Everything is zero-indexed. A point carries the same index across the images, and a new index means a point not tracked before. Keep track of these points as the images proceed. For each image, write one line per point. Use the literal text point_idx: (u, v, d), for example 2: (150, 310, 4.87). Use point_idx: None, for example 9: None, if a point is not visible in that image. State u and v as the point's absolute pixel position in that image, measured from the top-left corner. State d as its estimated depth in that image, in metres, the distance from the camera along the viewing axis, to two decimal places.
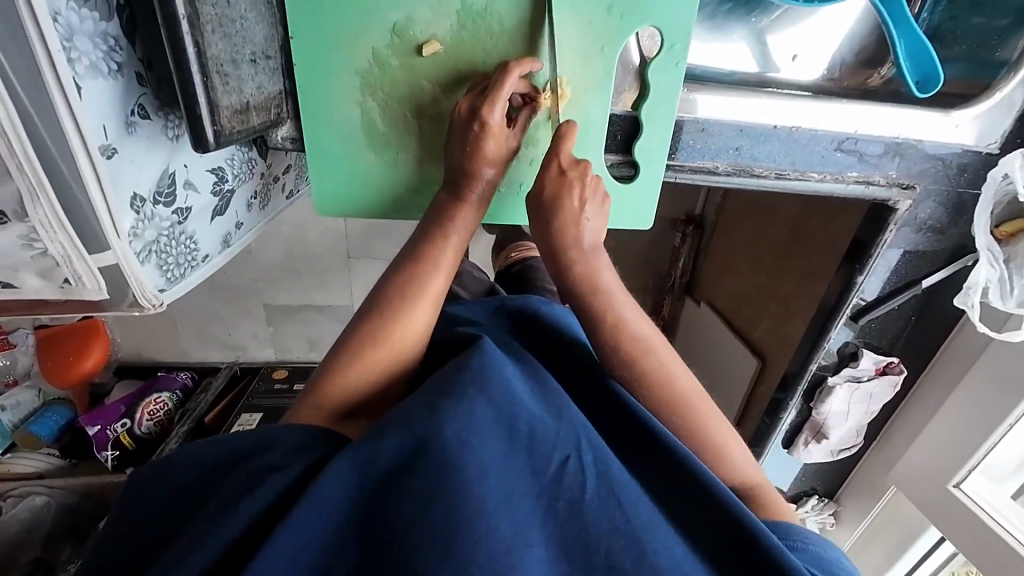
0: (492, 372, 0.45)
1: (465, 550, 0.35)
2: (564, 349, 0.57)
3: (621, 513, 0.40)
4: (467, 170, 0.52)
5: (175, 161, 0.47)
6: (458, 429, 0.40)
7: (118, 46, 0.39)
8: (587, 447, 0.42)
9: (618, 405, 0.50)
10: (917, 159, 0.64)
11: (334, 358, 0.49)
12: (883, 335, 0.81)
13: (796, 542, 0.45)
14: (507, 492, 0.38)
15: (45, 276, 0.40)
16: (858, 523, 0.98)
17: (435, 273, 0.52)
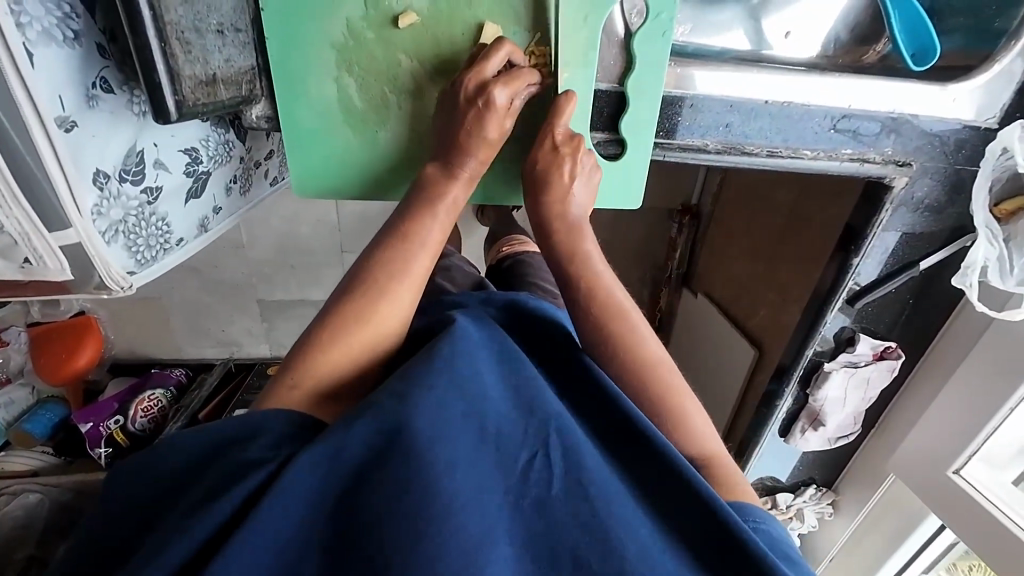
0: (461, 363, 0.44)
1: (429, 548, 0.33)
2: (547, 338, 0.54)
3: (587, 508, 0.38)
4: (460, 145, 0.51)
5: (144, 139, 0.45)
6: (426, 423, 0.38)
7: (74, 13, 0.37)
8: (555, 442, 0.41)
9: (597, 401, 0.47)
10: (913, 136, 0.62)
11: (315, 339, 0.47)
12: (880, 319, 0.79)
13: (757, 525, 0.43)
14: (474, 487, 0.37)
15: (5, 256, 0.39)
16: (856, 512, 0.97)
17: (417, 250, 0.50)
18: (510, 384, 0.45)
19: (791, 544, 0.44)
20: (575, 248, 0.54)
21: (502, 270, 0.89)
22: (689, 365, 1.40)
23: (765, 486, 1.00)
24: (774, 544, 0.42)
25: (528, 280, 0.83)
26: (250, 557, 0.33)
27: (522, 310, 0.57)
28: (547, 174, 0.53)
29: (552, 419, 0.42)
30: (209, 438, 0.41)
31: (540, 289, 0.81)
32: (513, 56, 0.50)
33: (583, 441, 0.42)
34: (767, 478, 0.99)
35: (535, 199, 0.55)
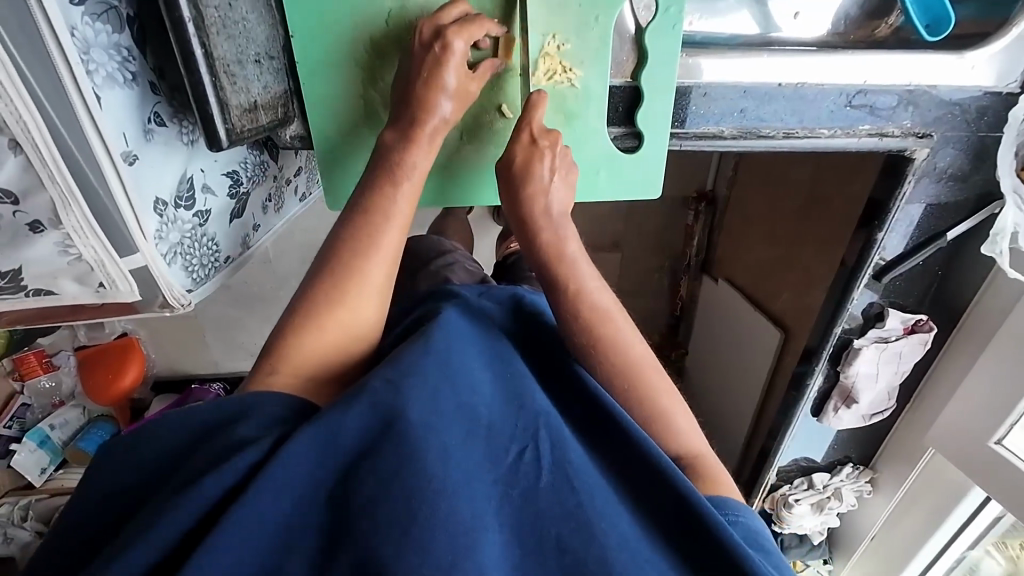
0: (457, 361, 0.47)
1: (422, 531, 0.36)
2: (544, 334, 0.56)
3: (573, 498, 0.41)
4: (417, 103, 0.49)
5: (192, 166, 0.49)
6: (423, 415, 0.41)
7: (131, 56, 0.41)
8: (544, 436, 0.44)
9: (590, 397, 0.50)
10: (931, 106, 0.62)
11: (294, 322, 0.49)
12: (909, 293, 0.79)
13: (734, 518, 0.47)
14: (465, 476, 0.40)
15: (82, 282, 0.42)
16: (896, 488, 0.96)
17: (387, 226, 0.50)
18: (501, 379, 0.48)
19: (760, 530, 0.47)
20: (557, 246, 0.53)
21: (507, 266, 0.92)
22: (715, 352, 1.39)
23: (800, 466, 1.00)
24: (747, 534, 0.46)
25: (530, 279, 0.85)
26: (250, 526, 0.36)
27: (516, 304, 0.59)
28: (527, 169, 0.52)
29: (543, 416, 0.45)
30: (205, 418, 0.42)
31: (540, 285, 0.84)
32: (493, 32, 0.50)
33: (569, 436, 0.44)
34: (802, 458, 0.99)
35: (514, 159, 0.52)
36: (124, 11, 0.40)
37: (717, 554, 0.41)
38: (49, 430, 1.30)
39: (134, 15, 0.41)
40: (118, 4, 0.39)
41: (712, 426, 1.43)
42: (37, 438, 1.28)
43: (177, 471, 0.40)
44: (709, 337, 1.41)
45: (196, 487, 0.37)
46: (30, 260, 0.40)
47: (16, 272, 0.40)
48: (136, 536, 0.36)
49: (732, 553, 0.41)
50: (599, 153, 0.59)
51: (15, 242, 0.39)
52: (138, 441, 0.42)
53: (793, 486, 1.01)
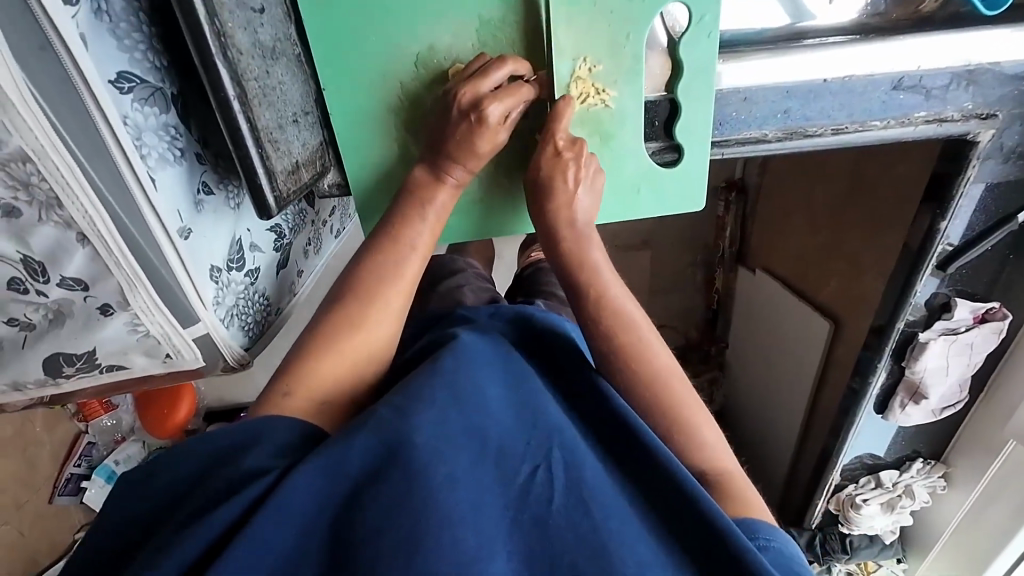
0: (467, 381, 0.48)
1: (425, 559, 0.36)
2: (557, 351, 0.56)
3: (587, 521, 0.41)
4: (450, 153, 0.51)
5: (240, 227, 0.49)
6: (429, 438, 0.42)
7: (178, 133, 0.41)
8: (557, 456, 0.44)
9: (610, 414, 0.49)
10: (994, 84, 0.57)
11: (310, 347, 0.50)
12: (978, 279, 0.74)
13: (766, 543, 0.44)
14: (471, 501, 0.40)
15: (150, 354, 0.43)
16: (972, 484, 0.91)
17: (411, 255, 0.53)
18: (514, 400, 0.49)
19: (798, 561, 0.44)
20: (580, 254, 0.54)
21: (523, 279, 0.91)
22: (756, 346, 1.35)
23: (865, 465, 0.96)
24: (778, 560, 0.43)
25: (548, 290, 0.84)
26: (250, 560, 0.35)
27: (530, 323, 0.59)
28: (550, 180, 0.52)
29: (555, 436, 0.45)
30: (211, 446, 0.43)
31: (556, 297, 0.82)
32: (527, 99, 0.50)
33: (583, 457, 0.45)
34: (866, 455, 0.95)
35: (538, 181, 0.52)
36: (169, 90, 0.40)
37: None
38: (114, 466, 1.34)
39: (178, 93, 0.41)
40: (163, 84, 0.40)
41: (763, 422, 1.38)
42: (104, 474, 1.32)
43: (184, 499, 0.41)
44: (749, 331, 1.36)
45: (204, 520, 0.37)
46: (101, 342, 0.41)
47: (91, 353, 0.42)
48: (145, 565, 0.36)
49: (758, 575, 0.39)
50: (637, 173, 0.57)
51: (89, 326, 0.40)
52: (150, 472, 0.43)
53: (860, 486, 0.98)
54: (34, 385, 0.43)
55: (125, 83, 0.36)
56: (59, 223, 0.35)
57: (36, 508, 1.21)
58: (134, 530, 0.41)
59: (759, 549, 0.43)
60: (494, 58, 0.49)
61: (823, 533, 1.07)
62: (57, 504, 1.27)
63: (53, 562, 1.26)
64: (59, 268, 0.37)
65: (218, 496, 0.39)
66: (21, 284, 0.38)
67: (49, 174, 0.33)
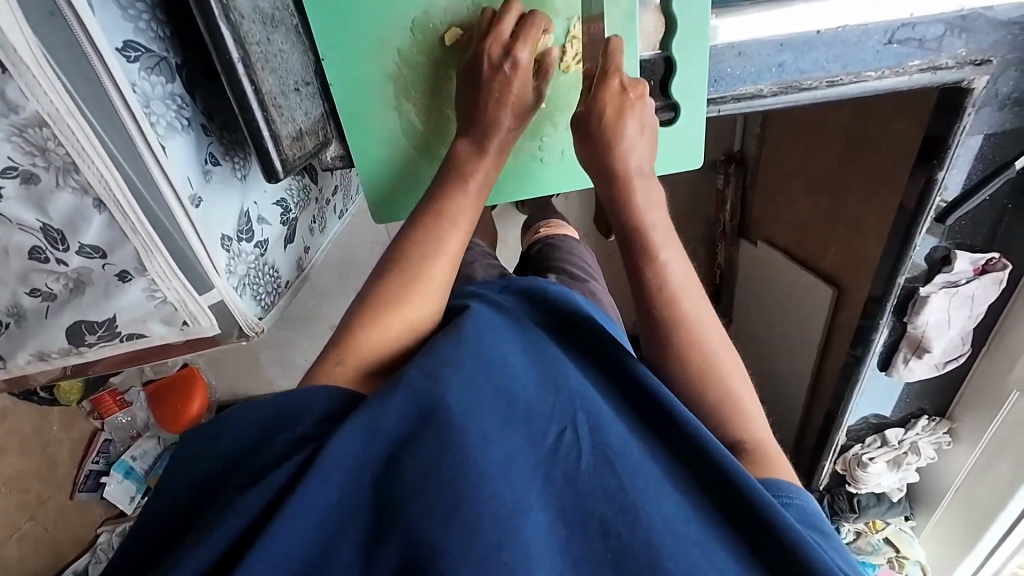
0: (489, 350, 0.48)
1: (468, 514, 0.38)
2: (575, 316, 0.56)
3: (614, 478, 0.42)
4: (491, 116, 0.51)
5: (248, 200, 0.50)
6: (462, 402, 0.43)
7: (185, 103, 0.42)
8: (582, 419, 0.45)
9: (633, 378, 0.49)
10: (988, 30, 0.57)
11: (356, 321, 0.49)
12: (977, 232, 0.75)
13: (790, 500, 0.45)
14: (506, 462, 0.41)
15: (168, 322, 0.45)
16: (977, 438, 0.92)
17: (452, 231, 0.52)
18: (535, 368, 0.49)
19: (818, 515, 0.46)
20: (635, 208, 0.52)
21: (531, 257, 0.92)
22: (761, 316, 1.35)
23: (870, 425, 0.97)
24: (802, 517, 0.44)
25: (558, 265, 0.85)
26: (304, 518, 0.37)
27: (544, 294, 0.59)
28: (607, 132, 0.51)
29: (579, 398, 0.46)
30: (250, 422, 0.43)
31: (566, 272, 0.83)
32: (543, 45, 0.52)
33: (607, 418, 0.45)
34: (872, 416, 0.96)
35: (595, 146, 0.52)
36: (173, 60, 0.41)
37: (767, 526, 0.41)
38: (131, 461, 1.36)
39: (182, 64, 0.42)
40: (168, 54, 0.41)
41: (770, 393, 1.39)
42: (122, 469, 1.34)
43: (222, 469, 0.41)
44: (754, 303, 1.36)
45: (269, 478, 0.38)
46: (121, 308, 0.43)
47: (111, 321, 0.43)
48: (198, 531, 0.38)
49: (785, 535, 0.41)
50: None
51: (110, 293, 0.42)
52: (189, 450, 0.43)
53: (866, 445, 0.99)
54: (57, 355, 0.45)
55: (132, 52, 0.37)
56: (76, 188, 0.36)
57: (59, 504, 1.25)
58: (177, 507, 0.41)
59: (784, 507, 0.45)
60: (501, 6, 0.50)
61: (831, 494, 1.09)
62: (79, 499, 1.30)
63: (78, 556, 1.29)
64: (77, 235, 0.38)
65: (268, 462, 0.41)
66: (42, 253, 0.39)
67: (65, 139, 0.34)
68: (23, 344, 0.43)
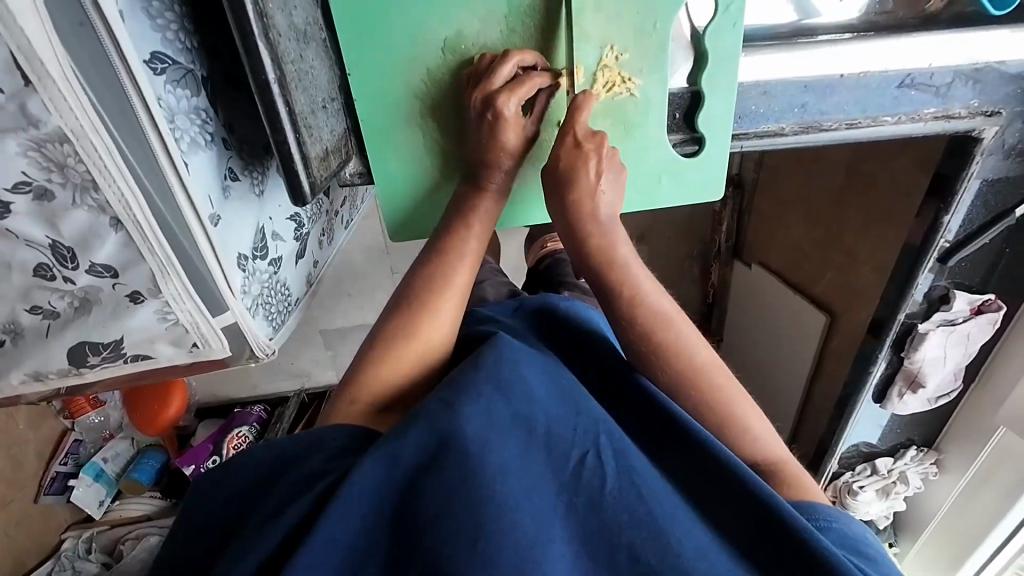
0: (509, 374, 0.47)
1: (489, 543, 0.37)
2: (587, 340, 0.58)
3: (641, 503, 0.41)
4: (486, 161, 0.52)
5: (264, 216, 0.48)
6: (478, 427, 0.42)
7: (208, 117, 0.40)
8: (605, 443, 0.44)
9: (652, 402, 0.50)
10: (998, 84, 0.59)
11: (367, 356, 0.51)
12: (975, 272, 0.77)
13: (825, 524, 0.45)
14: (526, 489, 0.40)
15: (176, 343, 0.42)
16: (963, 469, 0.94)
17: (459, 264, 0.54)
18: (554, 389, 0.48)
19: (858, 536, 0.46)
20: (610, 250, 0.52)
21: (540, 272, 0.91)
22: (752, 337, 1.37)
23: (861, 452, 0.99)
24: (841, 540, 0.44)
25: (570, 282, 0.85)
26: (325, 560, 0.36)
27: (553, 313, 0.61)
28: (570, 172, 0.51)
29: (601, 421, 0.45)
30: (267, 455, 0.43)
31: (578, 289, 0.83)
32: (542, 85, 0.51)
33: (626, 439, 0.45)
34: (862, 445, 0.98)
35: (561, 195, 0.52)
36: (199, 72, 0.39)
37: (798, 553, 0.40)
38: (102, 464, 1.31)
39: (206, 76, 0.40)
40: (194, 66, 0.39)
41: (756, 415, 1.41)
42: (93, 472, 1.28)
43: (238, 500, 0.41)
44: (746, 325, 1.38)
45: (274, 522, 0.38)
46: (129, 330, 0.40)
47: (117, 342, 0.41)
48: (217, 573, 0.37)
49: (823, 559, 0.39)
50: (660, 163, 0.58)
51: (118, 313, 0.39)
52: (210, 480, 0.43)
53: (855, 473, 1.01)
54: (55, 376, 0.42)
55: (159, 64, 0.36)
56: (93, 207, 0.34)
57: (22, 508, 1.15)
58: (212, 538, 0.42)
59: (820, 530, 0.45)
60: (501, 53, 0.49)
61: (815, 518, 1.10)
62: (43, 503, 1.21)
63: (41, 562, 1.21)
64: (88, 253, 0.36)
65: (287, 498, 0.40)
66: (48, 271, 0.37)
67: (86, 156, 0.32)
68: (18, 363, 0.41)
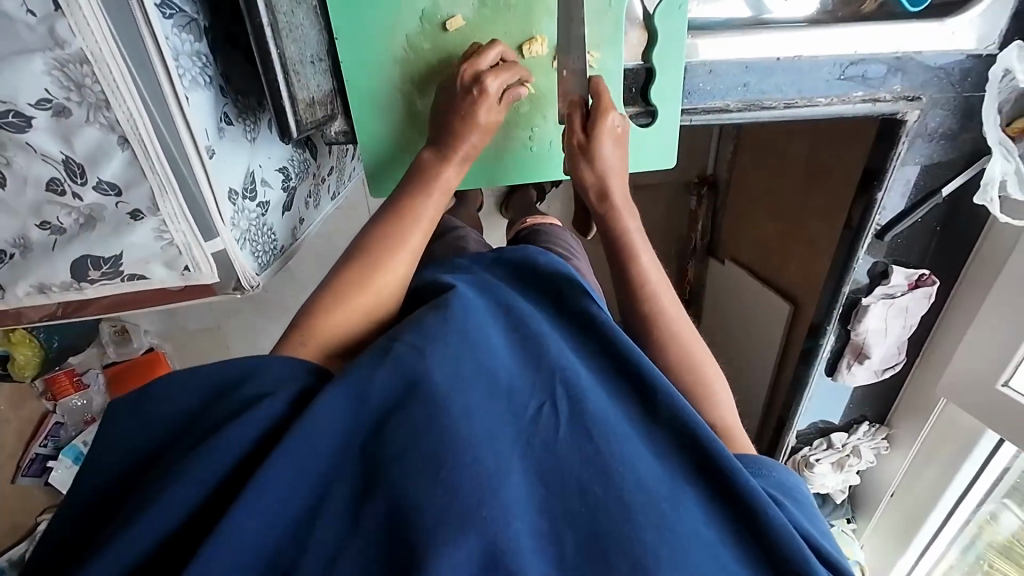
0: (475, 330, 0.47)
1: (451, 474, 0.39)
2: (556, 283, 0.55)
3: (592, 446, 0.43)
4: (453, 133, 0.57)
5: (254, 162, 0.53)
6: (447, 375, 0.44)
7: (207, 62, 0.46)
8: (561, 393, 0.45)
9: (618, 353, 0.49)
10: (918, 72, 0.67)
11: (319, 301, 0.52)
12: (911, 249, 0.84)
13: (764, 471, 0.49)
14: (486, 428, 0.42)
15: (170, 266, 0.47)
16: (911, 442, 1.00)
17: (414, 227, 0.57)
18: (517, 343, 0.48)
19: (795, 488, 0.49)
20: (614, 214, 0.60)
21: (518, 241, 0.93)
22: (724, 328, 1.44)
23: (818, 428, 1.05)
24: (776, 482, 0.48)
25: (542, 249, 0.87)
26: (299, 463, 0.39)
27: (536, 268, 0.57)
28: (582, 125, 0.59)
29: (561, 372, 0.46)
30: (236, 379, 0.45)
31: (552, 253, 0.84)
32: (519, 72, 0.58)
33: (588, 389, 0.46)
34: (820, 421, 1.04)
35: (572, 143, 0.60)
36: (202, 22, 0.45)
37: (735, 493, 0.43)
38: (83, 447, 1.24)
39: (208, 28, 0.46)
40: (197, 17, 0.45)
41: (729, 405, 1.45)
42: (72, 455, 1.22)
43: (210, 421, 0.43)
44: (720, 316, 1.44)
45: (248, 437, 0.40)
46: (129, 246, 0.45)
47: (117, 258, 0.46)
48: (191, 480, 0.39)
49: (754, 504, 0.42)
50: None
51: (119, 230, 0.44)
52: (163, 395, 0.44)
53: (813, 448, 1.06)
54: (58, 289, 0.47)
55: (168, 10, 0.41)
56: (104, 125, 0.39)
57: None
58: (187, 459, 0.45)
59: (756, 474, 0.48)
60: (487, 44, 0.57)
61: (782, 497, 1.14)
62: (20, 483, 1.22)
63: (15, 543, 1.22)
64: (96, 170, 0.41)
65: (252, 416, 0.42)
66: (60, 185, 0.41)
67: (102, 77, 0.37)
68: (25, 275, 0.45)
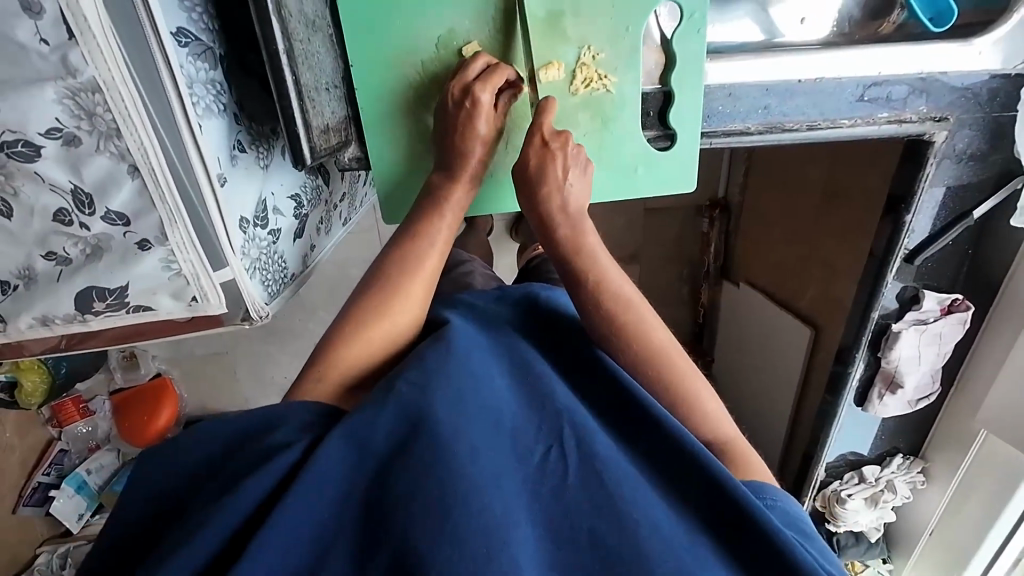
0: (478, 371, 0.45)
1: (458, 522, 0.36)
2: (556, 323, 0.55)
3: (603, 490, 0.40)
4: (458, 150, 0.56)
5: (266, 189, 0.52)
6: (451, 416, 0.41)
7: (222, 90, 0.45)
8: (568, 435, 0.42)
9: (620, 392, 0.48)
10: (943, 92, 0.65)
11: (333, 335, 0.50)
12: (941, 275, 0.81)
13: (773, 503, 0.47)
14: (494, 474, 0.39)
15: (177, 296, 0.45)
16: (949, 476, 0.94)
17: (430, 250, 0.55)
18: (520, 384, 0.47)
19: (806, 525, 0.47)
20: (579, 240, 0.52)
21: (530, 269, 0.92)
22: (743, 354, 1.39)
23: (848, 461, 0.99)
24: (786, 519, 0.46)
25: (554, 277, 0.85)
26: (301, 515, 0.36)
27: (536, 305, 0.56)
28: (541, 169, 0.52)
29: (566, 413, 0.44)
30: (247, 421, 0.43)
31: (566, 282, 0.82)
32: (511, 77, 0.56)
33: (596, 431, 0.43)
34: (849, 454, 0.98)
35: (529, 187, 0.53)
36: (217, 50, 0.45)
37: (757, 539, 0.40)
38: (85, 475, 1.24)
39: (223, 56, 0.46)
40: (213, 45, 0.44)
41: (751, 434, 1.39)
42: (75, 483, 1.22)
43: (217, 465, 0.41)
44: (737, 342, 1.40)
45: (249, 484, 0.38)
46: (135, 277, 0.44)
47: (122, 290, 0.44)
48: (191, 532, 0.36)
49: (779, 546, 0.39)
50: (635, 156, 0.62)
51: (126, 260, 0.43)
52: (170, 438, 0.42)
53: (844, 481, 1.00)
54: (61, 322, 0.45)
55: (183, 38, 0.41)
56: (114, 153, 0.38)
57: None
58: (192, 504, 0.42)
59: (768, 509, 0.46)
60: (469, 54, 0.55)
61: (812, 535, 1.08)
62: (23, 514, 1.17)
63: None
64: (105, 200, 0.40)
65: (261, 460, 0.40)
66: (68, 216, 0.40)
67: (114, 104, 0.36)
68: (30, 307, 0.44)
